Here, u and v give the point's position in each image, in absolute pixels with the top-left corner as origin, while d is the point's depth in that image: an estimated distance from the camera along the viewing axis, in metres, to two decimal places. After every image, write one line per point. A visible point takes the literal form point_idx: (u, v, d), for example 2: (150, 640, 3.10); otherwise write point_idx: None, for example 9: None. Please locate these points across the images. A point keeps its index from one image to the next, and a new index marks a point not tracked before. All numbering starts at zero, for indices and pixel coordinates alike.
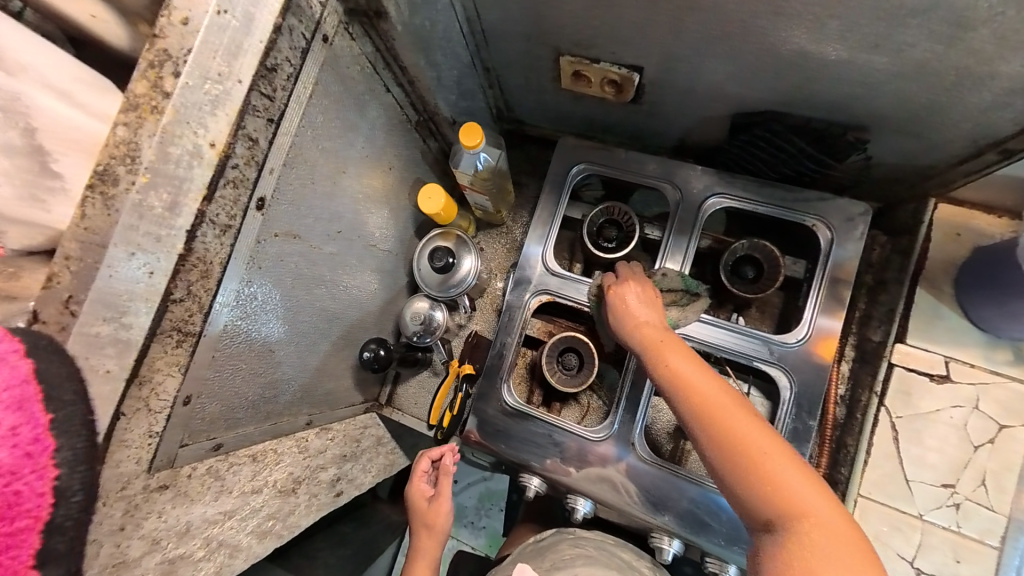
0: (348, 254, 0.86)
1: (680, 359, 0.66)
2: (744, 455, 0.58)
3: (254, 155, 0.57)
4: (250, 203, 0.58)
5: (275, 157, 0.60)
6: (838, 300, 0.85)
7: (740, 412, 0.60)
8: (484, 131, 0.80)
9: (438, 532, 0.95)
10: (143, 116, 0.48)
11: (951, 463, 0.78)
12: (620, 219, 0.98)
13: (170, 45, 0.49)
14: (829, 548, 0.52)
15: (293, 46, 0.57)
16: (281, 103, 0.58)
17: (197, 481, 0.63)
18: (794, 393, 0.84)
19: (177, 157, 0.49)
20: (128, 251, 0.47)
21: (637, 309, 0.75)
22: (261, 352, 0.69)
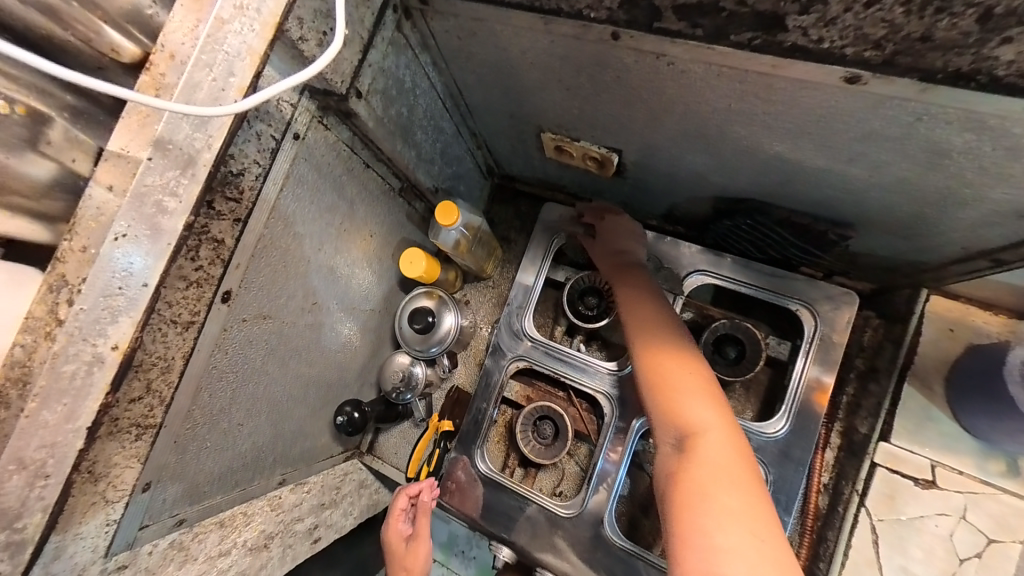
0: (328, 320, 0.88)
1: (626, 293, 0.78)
2: (654, 363, 0.67)
3: (219, 255, 0.59)
4: (214, 298, 0.60)
5: (242, 253, 0.62)
6: (822, 383, 0.81)
7: (654, 320, 0.72)
8: (460, 209, 0.81)
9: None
10: (39, 340, 0.42)
11: None
12: (603, 287, 0.97)
13: (69, 272, 0.43)
14: (712, 459, 0.55)
15: (261, 150, 0.59)
16: (248, 203, 0.60)
17: (159, 556, 0.65)
18: (772, 487, 0.80)
19: (71, 373, 0.43)
20: (19, 468, 0.42)
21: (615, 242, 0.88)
22: (229, 428, 0.71)
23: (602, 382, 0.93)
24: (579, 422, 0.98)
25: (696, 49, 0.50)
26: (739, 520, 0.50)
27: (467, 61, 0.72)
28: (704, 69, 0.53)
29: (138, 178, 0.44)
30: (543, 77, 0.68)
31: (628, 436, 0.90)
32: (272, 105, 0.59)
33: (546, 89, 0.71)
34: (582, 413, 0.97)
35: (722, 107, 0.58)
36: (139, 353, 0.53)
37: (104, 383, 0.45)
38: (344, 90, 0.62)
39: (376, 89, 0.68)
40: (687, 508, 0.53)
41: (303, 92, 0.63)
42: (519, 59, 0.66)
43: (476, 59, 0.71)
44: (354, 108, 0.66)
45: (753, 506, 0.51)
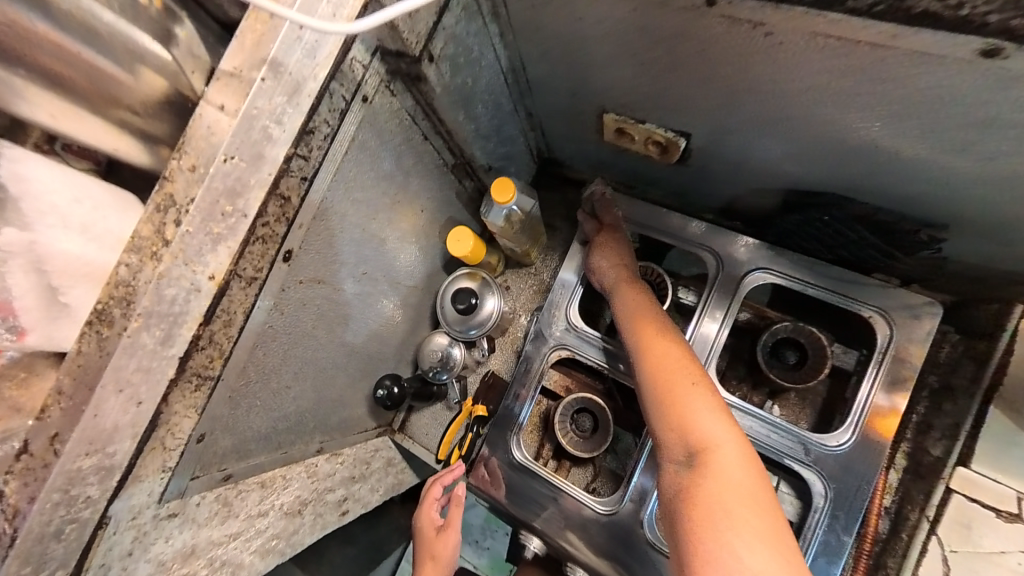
0: (373, 292, 0.88)
1: (646, 342, 0.72)
2: (663, 365, 0.68)
3: (284, 212, 0.60)
4: (276, 256, 0.61)
5: (305, 213, 0.63)
6: (891, 408, 0.75)
7: (655, 339, 0.72)
8: (517, 187, 0.79)
9: (443, 566, 0.90)
10: (145, 259, 0.51)
11: None
12: (652, 280, 0.93)
13: (178, 192, 0.52)
14: (727, 474, 0.56)
15: (332, 109, 0.60)
16: (315, 162, 0.61)
17: (205, 509, 0.66)
18: (830, 504, 0.75)
19: (173, 296, 0.52)
20: (119, 390, 0.51)
21: (618, 242, 0.89)
22: (278, 388, 0.72)
23: None
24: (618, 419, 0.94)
25: (801, 17, 0.46)
26: (754, 539, 0.51)
27: (537, 34, 0.70)
28: (806, 40, 0.49)
29: (250, 100, 0.52)
30: (615, 52, 0.65)
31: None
32: (346, 65, 0.59)
33: (617, 65, 0.68)
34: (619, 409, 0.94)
35: (818, 85, 0.54)
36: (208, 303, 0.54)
37: (197, 312, 0.54)
38: (417, 53, 0.62)
39: (446, 55, 0.68)
40: (704, 526, 0.54)
41: (374, 53, 0.62)
42: (594, 33, 0.64)
43: (547, 32, 0.69)
44: (424, 71, 0.66)
45: (768, 523, 0.53)
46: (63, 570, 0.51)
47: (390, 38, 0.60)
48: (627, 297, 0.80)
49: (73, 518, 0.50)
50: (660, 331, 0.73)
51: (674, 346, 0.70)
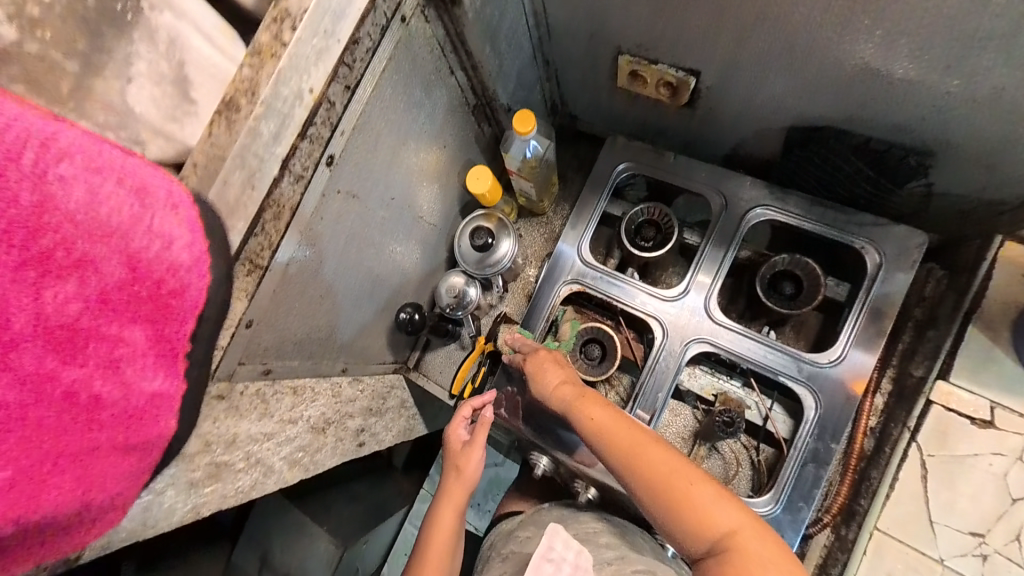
0: (396, 223, 0.93)
1: (600, 409, 0.74)
2: (651, 459, 0.68)
3: (330, 117, 0.65)
4: (322, 159, 0.66)
5: (347, 123, 0.69)
6: (859, 373, 0.81)
7: (635, 434, 0.70)
8: (537, 119, 0.86)
9: (467, 478, 0.89)
10: (264, 59, 0.56)
11: (984, 513, 0.74)
12: (660, 220, 0.98)
13: (291, 6, 0.57)
14: (756, 556, 0.60)
15: (375, 24, 0.66)
16: (358, 74, 0.67)
17: (247, 400, 0.71)
18: (820, 415, 0.82)
19: (285, 96, 0.57)
20: (242, 165, 0.56)
21: (550, 371, 0.82)
22: (313, 298, 0.77)
23: (654, 307, 0.93)
24: (626, 351, 0.99)
25: None
26: None
27: None
28: None
29: None
30: None
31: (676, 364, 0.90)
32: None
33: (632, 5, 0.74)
34: (629, 341, 0.99)
35: (820, 11, 0.59)
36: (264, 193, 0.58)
37: (301, 118, 0.59)
38: None
39: None
40: None
41: None
42: None
43: None
44: None
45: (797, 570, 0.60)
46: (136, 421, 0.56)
47: None
48: (593, 422, 0.74)
49: None
50: (628, 418, 0.74)
51: (654, 440, 0.70)
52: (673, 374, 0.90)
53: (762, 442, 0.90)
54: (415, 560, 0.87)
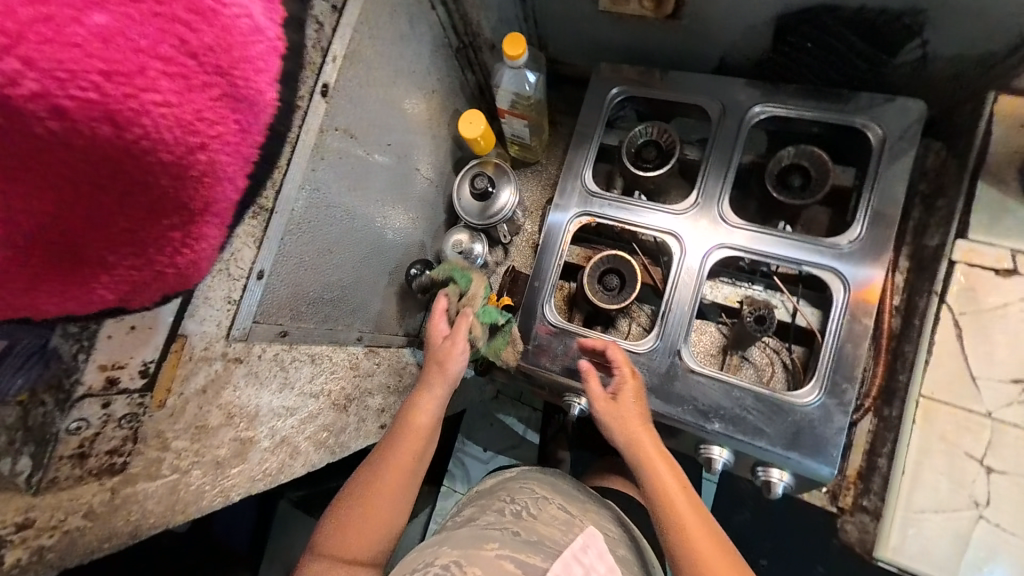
0: (396, 174, 0.87)
1: (666, 472, 0.66)
2: (694, 534, 0.61)
3: (320, 41, 0.62)
4: (315, 87, 0.62)
5: (339, 46, 0.65)
6: (867, 283, 0.78)
7: (699, 525, 0.62)
8: (526, 44, 0.84)
9: (449, 369, 0.73)
10: None
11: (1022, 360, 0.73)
12: (661, 139, 0.96)
13: None
14: None
15: None
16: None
17: (266, 365, 0.63)
18: (848, 298, 0.78)
19: None
20: None
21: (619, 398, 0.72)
22: (323, 249, 0.69)
23: (668, 222, 0.89)
24: (647, 276, 0.92)
25: None
26: None
27: None
28: None
29: None
30: None
31: (692, 274, 0.85)
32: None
33: None
34: (646, 265, 0.93)
35: None
36: None
37: None
38: None
39: None
40: None
41: None
42: None
43: None
44: None
45: None
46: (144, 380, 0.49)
47: None
48: (658, 484, 0.65)
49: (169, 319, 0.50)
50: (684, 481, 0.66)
51: (715, 539, 0.62)
52: (695, 285, 0.85)
53: (792, 342, 0.85)
54: (351, 492, 0.67)
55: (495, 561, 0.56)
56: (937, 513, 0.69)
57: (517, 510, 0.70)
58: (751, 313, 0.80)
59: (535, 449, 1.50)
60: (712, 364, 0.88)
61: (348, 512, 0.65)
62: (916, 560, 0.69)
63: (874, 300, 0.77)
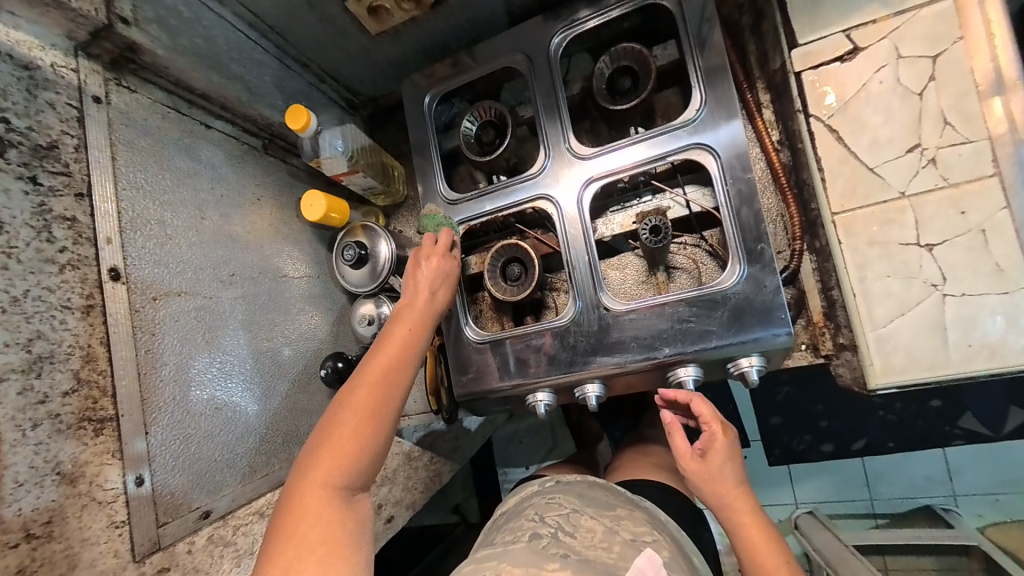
0: (263, 295, 0.79)
1: (724, 462, 0.70)
2: (762, 559, 0.62)
3: (81, 233, 0.54)
4: (100, 277, 0.55)
5: (108, 226, 0.57)
6: (736, 140, 0.72)
7: (740, 503, 0.67)
8: (308, 109, 0.75)
9: (406, 347, 0.64)
10: None
11: (906, 127, 0.65)
12: (493, 115, 0.89)
13: None
14: None
15: (64, 118, 0.55)
16: (83, 175, 0.55)
17: (203, 554, 0.60)
18: (725, 165, 0.73)
19: None
20: None
21: (709, 462, 0.70)
22: (206, 412, 0.64)
23: (531, 189, 0.85)
24: (543, 247, 0.89)
25: None
26: None
27: None
28: None
29: None
30: None
31: (577, 220, 0.81)
32: (48, 72, 0.54)
33: None
34: (539, 237, 0.89)
35: None
36: (41, 341, 0.49)
37: None
38: (103, 19, 0.56)
39: (146, 17, 0.62)
40: None
41: (77, 53, 0.58)
42: None
43: None
44: (131, 38, 0.59)
45: None
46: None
47: (66, 20, 0.54)
48: (713, 476, 0.69)
49: None
50: (768, 532, 0.64)
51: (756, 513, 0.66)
52: (589, 231, 0.81)
53: (704, 231, 0.81)
54: (311, 445, 0.57)
55: None
56: (904, 314, 0.65)
57: (551, 530, 0.64)
58: (644, 228, 0.76)
59: (570, 440, 1.45)
60: (646, 291, 0.84)
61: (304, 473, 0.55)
62: (908, 371, 0.65)
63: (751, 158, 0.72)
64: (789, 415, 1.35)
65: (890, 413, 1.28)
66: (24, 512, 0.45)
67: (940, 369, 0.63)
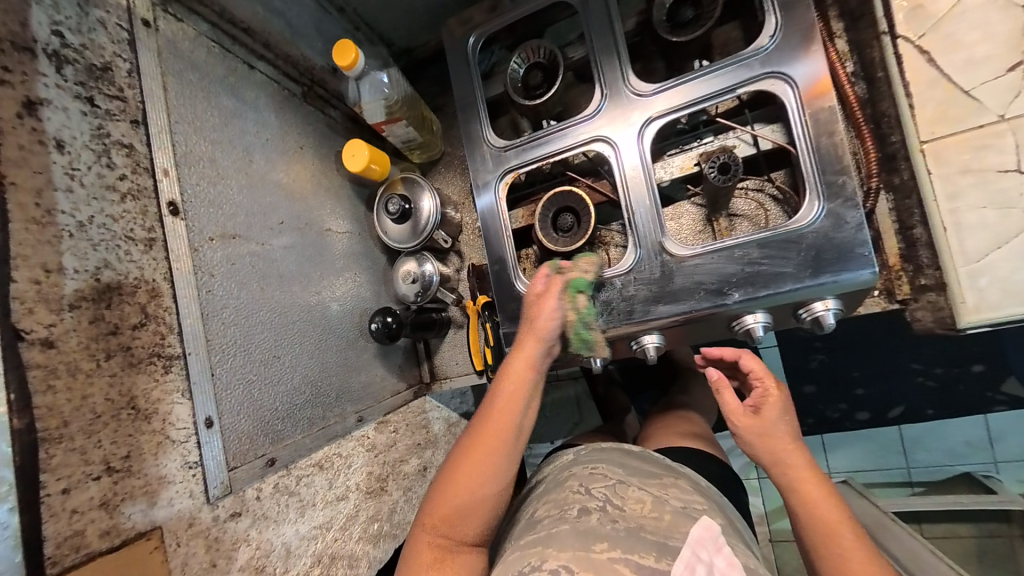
0: (309, 247, 0.76)
1: (779, 419, 0.67)
2: (827, 519, 0.58)
3: (139, 162, 0.51)
4: (160, 210, 0.52)
5: (164, 158, 0.54)
6: (816, 67, 0.67)
7: (797, 457, 0.64)
8: (356, 45, 0.71)
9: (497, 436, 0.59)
10: None
11: (1008, 44, 0.60)
12: (542, 57, 0.84)
13: None
14: None
15: (115, 40, 0.51)
16: (137, 102, 0.52)
17: (271, 501, 0.58)
18: (802, 97, 0.68)
19: None
20: None
21: (760, 416, 0.68)
22: (264, 359, 0.62)
23: (586, 132, 0.80)
24: (595, 196, 0.85)
25: None
26: None
27: None
28: None
29: None
30: None
31: (636, 164, 0.77)
32: None
33: None
34: (591, 186, 0.85)
35: None
36: (107, 271, 0.46)
37: None
38: None
39: None
40: None
41: None
42: None
43: None
44: None
45: None
46: (186, 535, 0.48)
47: None
48: (767, 432, 0.66)
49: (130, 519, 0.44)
50: (829, 491, 0.61)
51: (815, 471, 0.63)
52: (650, 175, 0.76)
53: (770, 173, 0.77)
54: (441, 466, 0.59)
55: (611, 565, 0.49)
56: (1000, 247, 0.61)
57: (599, 504, 0.58)
58: (710, 166, 0.72)
59: (597, 413, 1.43)
60: (705, 240, 0.80)
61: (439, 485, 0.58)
62: (1001, 308, 0.61)
63: (830, 88, 0.67)
64: (823, 384, 1.31)
65: (930, 379, 1.23)
66: (103, 446, 0.43)
67: None
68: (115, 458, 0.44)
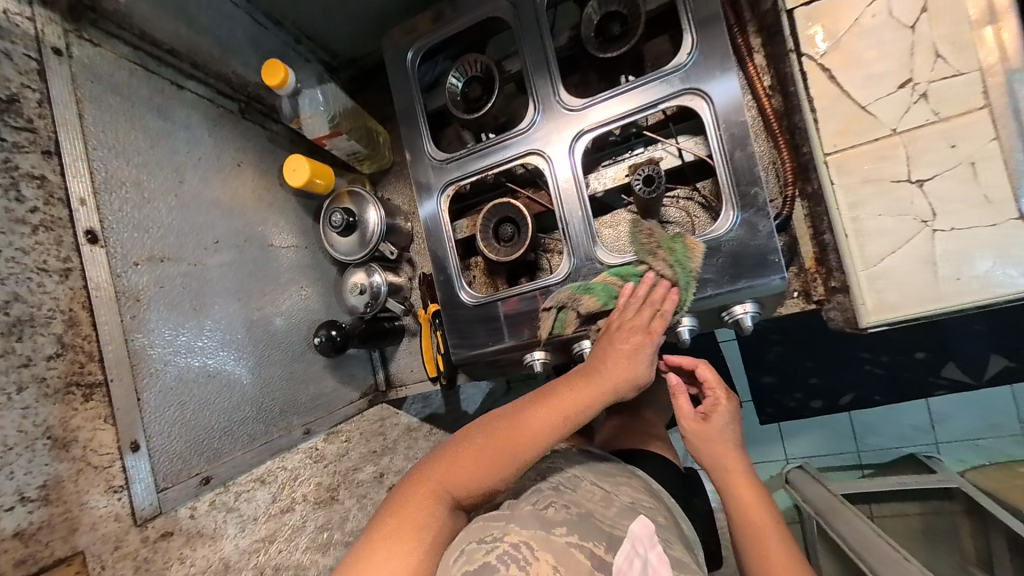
0: (249, 263, 0.77)
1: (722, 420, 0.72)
2: (747, 507, 0.64)
3: (52, 192, 0.52)
4: (77, 238, 0.53)
5: (80, 185, 0.54)
6: (729, 83, 0.71)
7: (733, 454, 0.69)
8: (285, 64, 0.72)
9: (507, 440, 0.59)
10: None
11: (898, 61, 0.65)
12: (480, 70, 0.86)
13: None
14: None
15: (22, 70, 0.51)
16: (49, 131, 0.52)
17: (207, 519, 0.59)
18: (718, 112, 0.72)
19: None
20: None
21: (706, 418, 0.72)
22: (198, 378, 0.63)
23: (522, 146, 0.83)
24: (536, 206, 0.88)
25: None
26: None
27: None
28: None
29: None
30: None
31: (569, 176, 0.80)
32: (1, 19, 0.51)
33: None
34: (531, 197, 0.87)
35: None
36: (18, 303, 0.47)
37: None
38: None
39: None
40: None
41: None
42: None
43: None
44: None
45: None
46: (113, 556, 0.50)
47: None
48: (709, 431, 0.71)
49: (47, 546, 0.45)
50: (757, 484, 0.66)
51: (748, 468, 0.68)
52: (581, 186, 0.79)
53: (697, 182, 0.81)
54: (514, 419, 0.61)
55: (569, 551, 0.50)
56: (896, 252, 0.66)
57: (552, 488, 0.60)
58: (636, 179, 0.75)
59: None
60: None
61: (462, 444, 0.60)
62: (899, 307, 0.66)
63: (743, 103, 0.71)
64: (780, 372, 1.37)
65: (877, 366, 1.30)
66: (18, 477, 0.44)
67: (928, 305, 0.65)
68: (34, 487, 0.45)
